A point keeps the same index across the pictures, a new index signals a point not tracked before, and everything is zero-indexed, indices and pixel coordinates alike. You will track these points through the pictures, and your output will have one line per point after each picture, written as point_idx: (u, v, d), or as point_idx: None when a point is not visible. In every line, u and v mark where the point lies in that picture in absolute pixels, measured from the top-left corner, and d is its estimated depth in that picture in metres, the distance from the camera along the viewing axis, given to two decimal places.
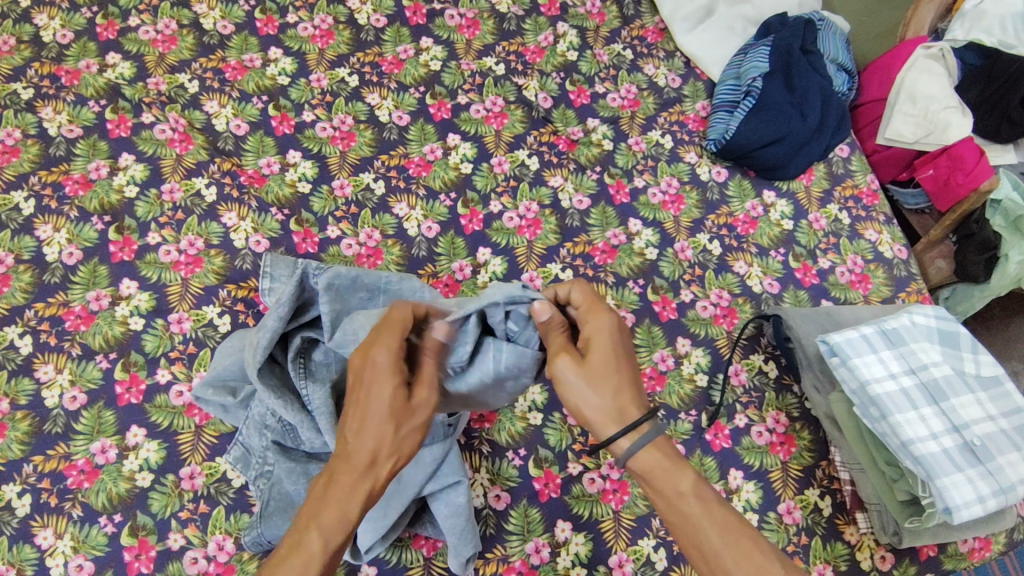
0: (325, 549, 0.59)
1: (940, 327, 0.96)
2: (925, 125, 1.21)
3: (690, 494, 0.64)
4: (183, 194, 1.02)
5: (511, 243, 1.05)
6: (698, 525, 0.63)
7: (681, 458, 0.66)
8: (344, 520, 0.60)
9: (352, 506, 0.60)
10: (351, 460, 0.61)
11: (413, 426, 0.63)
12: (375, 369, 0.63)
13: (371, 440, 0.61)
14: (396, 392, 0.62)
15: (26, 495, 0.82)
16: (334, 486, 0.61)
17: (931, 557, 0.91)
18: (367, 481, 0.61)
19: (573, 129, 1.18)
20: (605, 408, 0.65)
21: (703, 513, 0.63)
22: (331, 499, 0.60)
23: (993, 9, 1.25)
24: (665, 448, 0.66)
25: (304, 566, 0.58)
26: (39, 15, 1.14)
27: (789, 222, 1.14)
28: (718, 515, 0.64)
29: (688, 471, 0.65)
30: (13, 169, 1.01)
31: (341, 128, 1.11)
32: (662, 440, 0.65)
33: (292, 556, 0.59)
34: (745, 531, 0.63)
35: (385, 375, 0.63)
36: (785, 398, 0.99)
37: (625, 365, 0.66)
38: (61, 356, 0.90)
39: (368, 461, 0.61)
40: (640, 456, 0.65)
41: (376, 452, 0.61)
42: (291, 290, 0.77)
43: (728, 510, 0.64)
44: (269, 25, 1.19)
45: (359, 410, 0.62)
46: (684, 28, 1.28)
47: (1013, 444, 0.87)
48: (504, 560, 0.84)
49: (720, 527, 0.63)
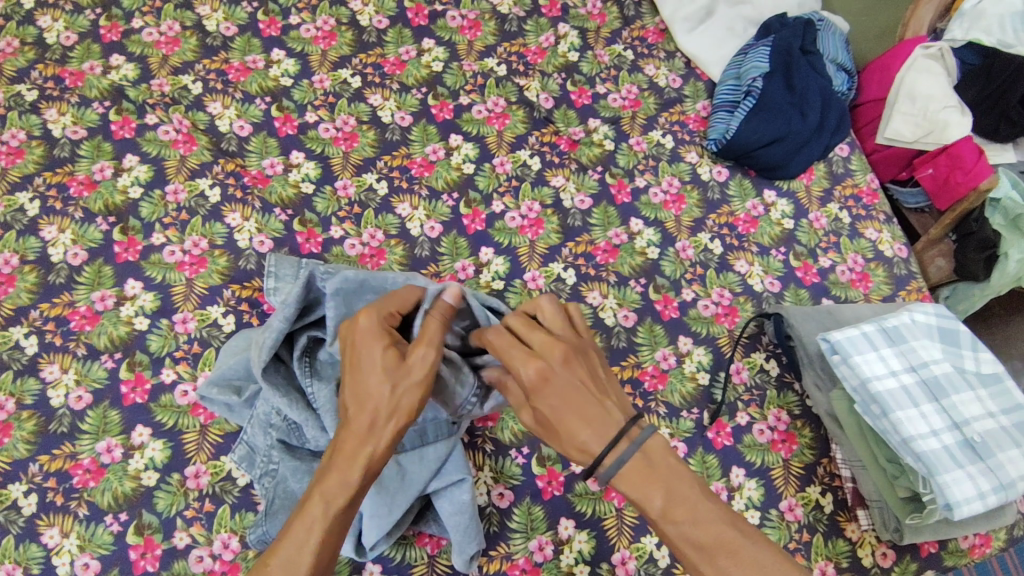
0: (328, 514, 0.60)
1: (940, 325, 0.96)
2: (925, 125, 1.22)
3: (663, 516, 0.61)
4: (186, 195, 1.03)
5: (512, 243, 1.06)
6: (679, 545, 0.61)
7: (652, 476, 0.61)
8: (345, 486, 0.60)
9: (352, 472, 0.60)
10: (353, 425, 0.62)
11: (411, 386, 0.63)
12: (363, 339, 0.65)
13: (368, 403, 0.62)
14: (385, 354, 0.64)
15: (32, 494, 0.83)
16: (336, 453, 0.62)
17: (932, 554, 0.91)
18: (368, 443, 0.61)
19: (574, 129, 1.18)
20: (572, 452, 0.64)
21: (678, 534, 0.60)
22: (333, 467, 0.61)
23: (992, 8, 1.25)
24: (636, 469, 0.61)
25: (307, 532, 0.59)
26: (42, 17, 1.15)
27: (789, 221, 1.15)
28: (694, 533, 0.60)
29: (657, 491, 0.60)
30: (17, 170, 1.02)
31: (344, 129, 1.12)
32: (626, 467, 0.61)
33: (297, 524, 0.60)
34: (728, 547, 0.59)
35: (373, 341, 0.65)
36: (785, 396, 1.00)
37: (574, 409, 0.63)
38: (67, 356, 0.91)
39: (367, 422, 0.62)
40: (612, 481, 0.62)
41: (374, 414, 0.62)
42: (297, 292, 0.79)
43: (709, 520, 0.60)
44: (272, 27, 1.19)
45: (353, 378, 0.64)
46: (685, 29, 1.29)
47: (1013, 441, 0.88)
48: (507, 558, 0.85)
49: (699, 547, 0.60)
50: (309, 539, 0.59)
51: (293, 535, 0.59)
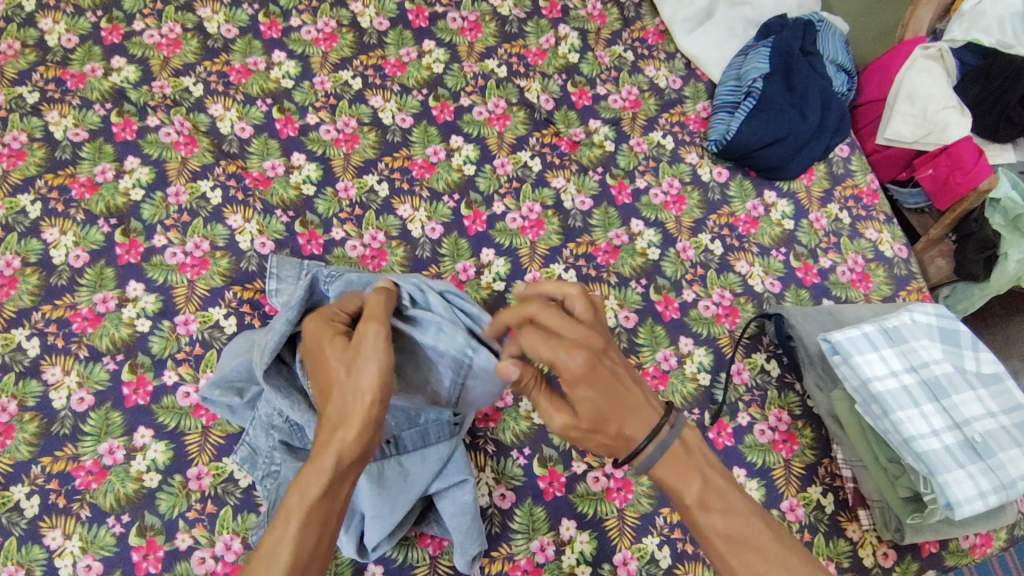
0: (304, 504, 0.59)
1: (940, 326, 0.96)
2: (924, 125, 1.22)
3: (699, 507, 0.64)
4: (188, 197, 1.03)
5: (513, 245, 1.06)
6: (708, 536, 0.63)
7: (690, 466, 0.64)
8: (319, 477, 0.59)
9: (323, 461, 0.59)
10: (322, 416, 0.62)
11: (361, 365, 0.62)
12: (314, 339, 0.67)
13: (330, 393, 0.62)
14: (332, 346, 0.65)
15: (35, 496, 0.83)
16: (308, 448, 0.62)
17: (932, 554, 0.92)
18: (331, 432, 0.61)
19: (574, 130, 1.18)
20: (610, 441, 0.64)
21: (709, 524, 0.63)
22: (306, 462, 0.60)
23: (991, 9, 1.25)
24: (675, 458, 0.64)
25: (284, 526, 0.59)
26: (44, 19, 1.15)
27: (790, 222, 1.15)
28: (727, 525, 0.63)
29: (695, 482, 0.64)
30: (19, 172, 1.02)
31: (345, 131, 1.12)
32: (668, 456, 0.64)
33: (279, 518, 0.59)
34: (755, 543, 0.62)
35: (326, 339, 0.66)
36: (787, 397, 1.00)
37: (614, 397, 0.62)
38: (68, 358, 0.91)
39: (327, 412, 0.62)
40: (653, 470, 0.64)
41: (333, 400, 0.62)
42: (300, 294, 0.80)
43: (740, 513, 0.63)
44: (273, 29, 1.20)
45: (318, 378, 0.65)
46: (684, 30, 1.29)
47: (1014, 441, 0.88)
48: (509, 558, 0.85)
49: (729, 539, 0.62)
50: (288, 530, 0.58)
51: (275, 530, 0.59)
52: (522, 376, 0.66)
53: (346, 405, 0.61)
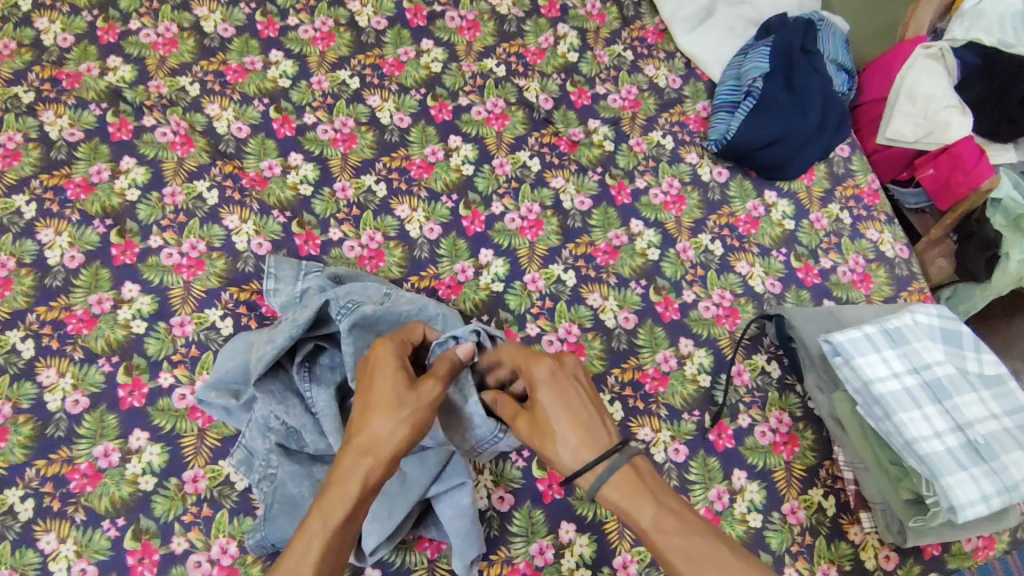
0: (328, 527, 0.59)
1: (943, 327, 0.95)
2: (925, 125, 1.21)
3: (654, 528, 0.62)
4: (184, 197, 1.02)
5: (512, 245, 1.05)
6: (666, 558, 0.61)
7: (642, 488, 0.64)
8: (344, 498, 0.60)
9: (351, 485, 0.61)
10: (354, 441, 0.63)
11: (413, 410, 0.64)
12: (378, 366, 0.68)
13: (367, 426, 0.64)
14: (390, 381, 0.66)
15: (29, 500, 0.82)
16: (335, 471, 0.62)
17: (934, 556, 0.91)
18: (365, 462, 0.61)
19: (573, 130, 1.18)
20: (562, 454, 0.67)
21: (668, 546, 0.61)
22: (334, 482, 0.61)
23: (993, 8, 1.24)
24: (625, 480, 0.64)
25: (307, 545, 0.59)
26: (39, 18, 1.14)
27: (790, 222, 1.15)
28: (681, 543, 0.60)
29: (646, 503, 0.63)
30: (13, 172, 1.01)
31: (342, 130, 1.11)
32: (621, 473, 0.64)
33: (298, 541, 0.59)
34: (715, 557, 0.59)
35: (389, 372, 0.67)
36: (787, 398, 0.99)
37: (565, 405, 0.69)
38: (63, 360, 0.90)
39: (363, 442, 0.63)
40: (602, 492, 0.65)
41: (369, 431, 0.63)
42: (308, 312, 0.79)
43: (696, 534, 0.61)
44: (270, 28, 1.19)
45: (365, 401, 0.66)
46: (685, 29, 1.28)
47: (1016, 443, 0.87)
48: (508, 561, 0.84)
49: (687, 557, 0.60)
50: (308, 554, 0.58)
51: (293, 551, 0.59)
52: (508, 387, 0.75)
53: (383, 441, 0.63)
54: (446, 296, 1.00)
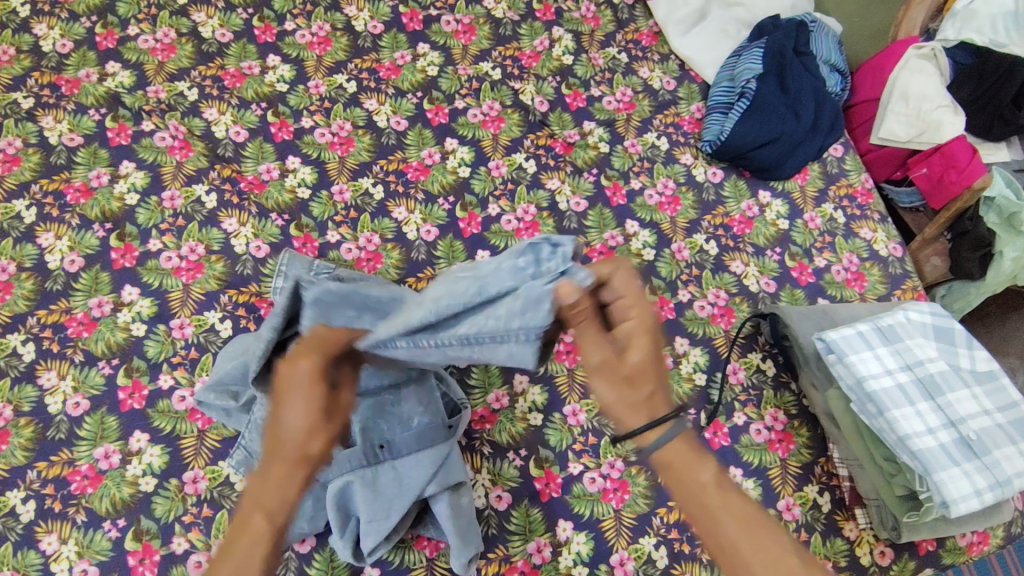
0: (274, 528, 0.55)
1: (935, 324, 0.96)
2: (918, 125, 1.22)
3: (718, 486, 0.58)
4: (183, 201, 1.03)
5: (509, 246, 1.06)
6: (716, 516, 0.57)
7: (704, 448, 0.60)
8: (289, 501, 0.56)
9: (293, 487, 0.55)
10: (283, 447, 0.56)
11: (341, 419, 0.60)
12: (292, 376, 0.60)
13: (297, 431, 0.56)
14: (315, 389, 0.59)
15: (30, 501, 0.83)
16: (265, 474, 0.56)
17: (929, 552, 0.91)
18: (303, 470, 0.56)
19: (569, 132, 1.19)
20: (618, 403, 0.60)
21: (727, 507, 0.57)
22: (271, 483, 0.55)
23: (984, 8, 1.26)
24: (690, 437, 0.60)
25: (254, 546, 0.54)
26: (38, 25, 1.15)
27: (784, 222, 1.15)
28: (741, 510, 0.57)
29: (710, 462, 0.59)
30: (14, 177, 1.02)
31: (340, 134, 1.12)
32: (689, 434, 0.60)
33: (242, 547, 0.55)
34: (766, 532, 0.57)
35: (310, 380, 0.59)
36: (782, 396, 1.00)
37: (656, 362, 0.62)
38: (64, 363, 0.91)
39: (302, 451, 0.56)
40: (664, 447, 0.59)
41: (310, 441, 0.56)
42: (282, 302, 0.77)
43: (748, 502, 0.58)
44: (267, 33, 1.20)
45: (288, 408, 0.58)
46: (678, 31, 1.30)
47: (1009, 438, 0.88)
48: (506, 560, 0.85)
49: (744, 525, 0.57)
50: (257, 551, 0.55)
51: (235, 559, 0.54)
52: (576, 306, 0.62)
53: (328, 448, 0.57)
54: None
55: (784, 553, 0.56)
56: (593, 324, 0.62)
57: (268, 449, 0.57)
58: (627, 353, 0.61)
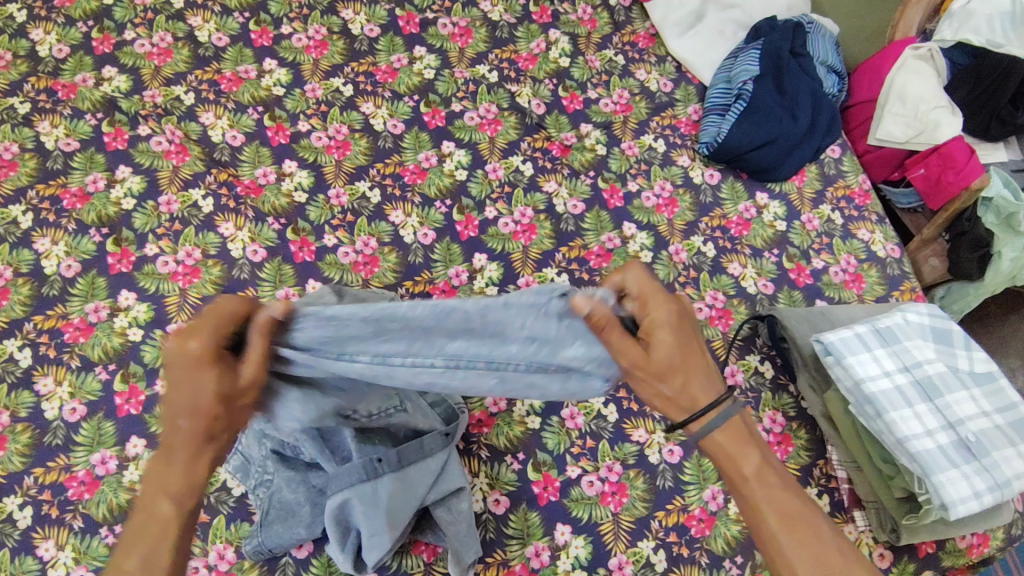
0: (181, 516, 0.58)
1: (933, 326, 0.96)
2: (915, 125, 1.22)
3: (756, 475, 0.65)
4: (179, 206, 1.03)
5: (506, 249, 1.06)
6: (757, 507, 0.65)
7: (750, 439, 0.66)
8: (194, 489, 0.58)
9: (198, 475, 0.58)
10: (182, 437, 0.56)
11: (246, 396, 0.58)
12: (182, 362, 0.53)
13: (196, 422, 0.55)
14: (208, 376, 0.54)
15: (27, 507, 0.82)
16: (167, 461, 0.57)
17: (929, 554, 0.91)
18: (207, 452, 0.58)
19: (566, 135, 1.18)
20: (658, 399, 0.65)
21: (763, 496, 0.64)
22: (176, 473, 0.57)
23: (981, 9, 1.25)
24: (736, 427, 0.65)
25: (161, 534, 0.57)
26: (34, 29, 1.15)
27: (782, 223, 1.15)
28: (778, 500, 0.64)
29: (753, 453, 0.65)
30: (11, 183, 1.02)
31: (337, 137, 1.12)
32: (736, 422, 0.65)
33: (149, 530, 0.57)
34: (798, 518, 0.64)
35: (201, 361, 0.54)
36: (781, 398, 1.00)
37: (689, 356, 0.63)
38: (61, 368, 0.91)
39: (205, 436, 0.56)
40: (709, 439, 0.66)
41: (212, 428, 0.56)
42: None
43: (791, 496, 0.65)
44: (264, 37, 1.20)
45: (177, 393, 0.54)
46: (675, 33, 1.30)
47: (1008, 440, 0.88)
48: (504, 564, 0.84)
49: (780, 514, 0.64)
50: (165, 541, 0.57)
51: (141, 542, 0.57)
52: (596, 320, 0.59)
53: (232, 428, 0.58)
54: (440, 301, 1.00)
55: (817, 540, 0.63)
56: (619, 334, 0.59)
57: (165, 434, 0.57)
58: (656, 352, 0.61)
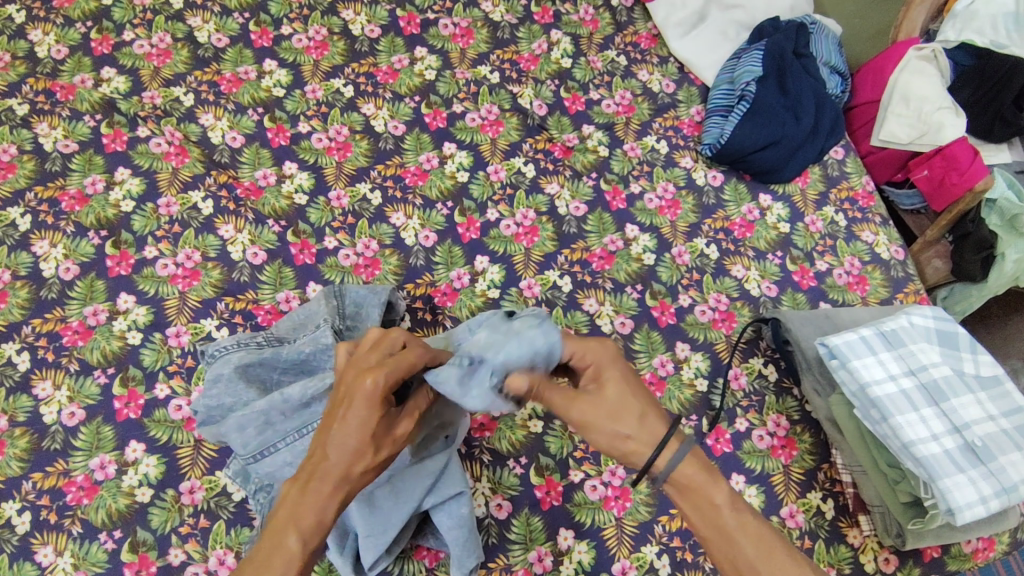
0: (306, 549, 0.59)
1: (938, 328, 0.96)
2: (919, 126, 1.21)
3: (728, 502, 0.64)
4: (179, 208, 1.02)
5: (508, 251, 1.05)
6: (732, 537, 0.63)
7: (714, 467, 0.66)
8: (322, 526, 0.60)
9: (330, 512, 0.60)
10: (330, 469, 0.60)
11: (385, 446, 0.63)
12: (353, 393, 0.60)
13: (346, 456, 0.60)
14: (374, 413, 0.60)
15: (26, 513, 0.82)
16: (307, 489, 0.60)
17: (934, 558, 0.91)
18: (343, 491, 0.60)
19: (568, 136, 1.18)
20: (624, 443, 0.65)
21: (737, 524, 0.63)
22: (309, 504, 0.60)
23: (984, 9, 1.26)
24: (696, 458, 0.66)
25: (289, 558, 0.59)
26: (33, 30, 1.14)
27: (785, 225, 1.15)
28: (751, 526, 0.64)
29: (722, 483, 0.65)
30: (9, 185, 1.01)
31: (337, 139, 1.11)
32: (697, 454, 0.66)
33: (274, 565, 0.58)
34: (769, 543, 0.63)
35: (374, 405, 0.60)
36: (785, 401, 0.99)
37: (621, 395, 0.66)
38: (59, 372, 0.90)
39: (346, 476, 0.60)
40: (675, 473, 0.65)
41: (356, 463, 0.60)
42: (207, 381, 0.81)
43: (760, 521, 0.65)
44: (264, 37, 1.19)
45: (343, 429, 0.60)
46: (677, 34, 1.29)
47: (1015, 444, 0.87)
48: (506, 569, 0.84)
49: (754, 540, 0.63)
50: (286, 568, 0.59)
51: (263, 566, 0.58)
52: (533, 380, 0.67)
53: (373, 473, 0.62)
54: (442, 303, 0.99)
55: (789, 571, 0.62)
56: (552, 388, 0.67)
57: (311, 464, 0.61)
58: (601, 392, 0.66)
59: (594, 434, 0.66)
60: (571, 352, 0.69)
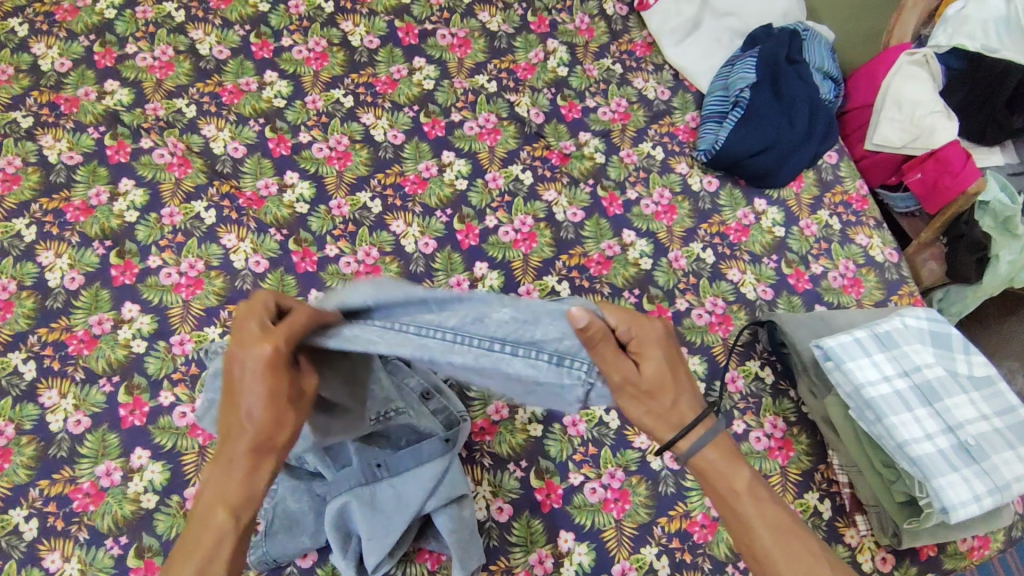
0: (241, 519, 0.58)
1: (932, 330, 0.97)
2: (911, 130, 1.23)
3: (748, 487, 0.66)
4: (182, 217, 1.04)
5: (507, 258, 1.07)
6: (750, 523, 0.65)
7: (736, 451, 0.66)
8: (251, 497, 0.58)
9: (258, 481, 0.58)
10: (245, 442, 0.56)
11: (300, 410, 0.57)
12: (245, 368, 0.54)
13: (262, 427, 0.55)
14: (276, 383, 0.54)
15: (33, 520, 0.83)
16: (228, 466, 0.57)
17: (931, 557, 0.92)
18: (266, 460, 0.57)
19: (565, 143, 1.19)
20: (646, 417, 0.64)
21: (755, 512, 0.65)
22: (234, 479, 0.57)
23: (976, 14, 1.26)
24: (722, 442, 0.66)
25: (224, 532, 0.57)
26: (36, 44, 1.16)
27: (780, 229, 1.16)
28: (769, 512, 0.66)
29: (743, 469, 0.66)
30: (14, 197, 1.03)
31: (337, 149, 1.13)
32: (723, 438, 0.66)
33: (207, 537, 0.57)
34: (787, 528, 0.65)
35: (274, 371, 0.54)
36: (782, 403, 1.00)
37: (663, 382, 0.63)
38: (65, 381, 0.91)
39: (267, 445, 0.56)
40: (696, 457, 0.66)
41: (275, 433, 0.56)
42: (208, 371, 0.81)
43: (778, 507, 0.67)
44: (264, 49, 1.21)
45: (249, 401, 0.55)
46: (672, 41, 1.31)
47: (1008, 443, 0.88)
48: (507, 572, 0.85)
49: (773, 528, 0.65)
50: (223, 543, 0.57)
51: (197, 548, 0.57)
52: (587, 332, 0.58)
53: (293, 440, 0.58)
54: None
55: (803, 560, 0.64)
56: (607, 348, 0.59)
57: (227, 438, 0.57)
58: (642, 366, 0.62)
59: (625, 400, 0.63)
60: (617, 321, 0.61)
